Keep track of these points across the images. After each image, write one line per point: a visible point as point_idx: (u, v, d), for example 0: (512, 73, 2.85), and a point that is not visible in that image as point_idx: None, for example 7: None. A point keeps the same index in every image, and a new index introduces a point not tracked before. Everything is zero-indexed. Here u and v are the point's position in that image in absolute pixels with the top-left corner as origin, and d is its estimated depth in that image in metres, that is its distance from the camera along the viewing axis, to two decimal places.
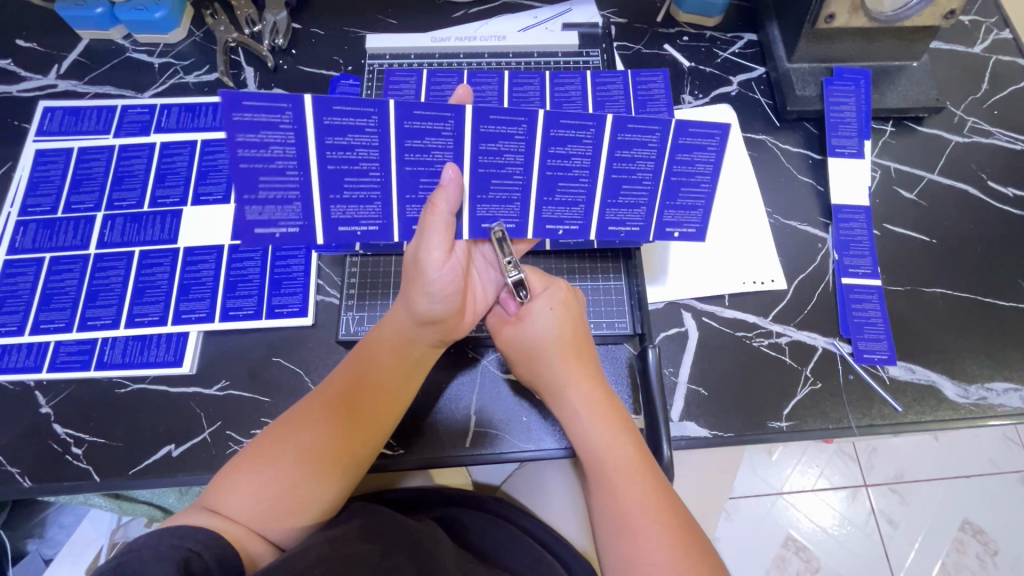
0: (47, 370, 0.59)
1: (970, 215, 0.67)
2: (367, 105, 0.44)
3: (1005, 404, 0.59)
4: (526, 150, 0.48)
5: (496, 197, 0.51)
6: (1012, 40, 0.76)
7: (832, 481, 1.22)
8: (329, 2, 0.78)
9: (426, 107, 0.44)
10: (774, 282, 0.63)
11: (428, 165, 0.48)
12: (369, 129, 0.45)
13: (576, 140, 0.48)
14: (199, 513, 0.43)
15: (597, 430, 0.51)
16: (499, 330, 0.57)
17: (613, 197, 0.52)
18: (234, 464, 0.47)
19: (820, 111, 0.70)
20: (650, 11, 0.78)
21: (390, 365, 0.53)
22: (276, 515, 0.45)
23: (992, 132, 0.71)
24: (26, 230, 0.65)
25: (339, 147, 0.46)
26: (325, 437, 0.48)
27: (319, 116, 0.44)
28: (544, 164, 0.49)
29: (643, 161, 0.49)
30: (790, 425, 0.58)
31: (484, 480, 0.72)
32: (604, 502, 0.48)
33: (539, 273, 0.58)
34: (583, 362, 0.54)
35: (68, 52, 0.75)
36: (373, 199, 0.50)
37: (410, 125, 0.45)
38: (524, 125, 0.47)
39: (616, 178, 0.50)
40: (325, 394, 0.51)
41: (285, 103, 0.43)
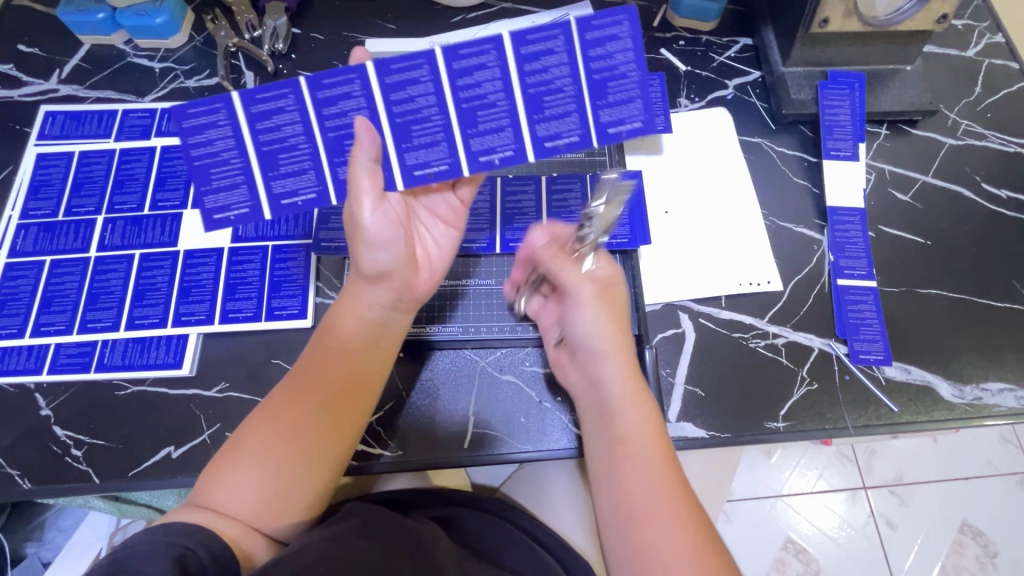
0: (47, 373, 0.59)
1: (964, 216, 0.67)
2: (281, 87, 0.49)
3: (1000, 404, 0.59)
4: (436, 88, 0.50)
5: (424, 141, 0.52)
6: (1005, 44, 0.77)
7: (831, 483, 1.22)
8: (328, 8, 0.79)
9: (332, 74, 0.49)
10: (770, 283, 0.64)
11: (348, 127, 0.51)
12: (290, 109, 0.50)
13: (482, 66, 0.50)
14: (193, 512, 0.43)
15: (630, 412, 0.50)
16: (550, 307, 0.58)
17: (538, 111, 0.52)
18: (224, 458, 0.47)
19: (815, 114, 0.70)
20: (646, 16, 0.79)
21: (355, 335, 0.52)
22: (272, 508, 0.45)
23: (985, 134, 0.72)
24: (27, 233, 0.65)
25: (269, 129, 0.51)
26: (311, 423, 0.48)
27: (247, 107, 0.50)
28: (458, 97, 0.51)
29: (556, 68, 0.50)
30: (787, 425, 0.58)
31: (482, 481, 0.73)
32: (627, 479, 0.47)
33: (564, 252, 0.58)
34: (622, 339, 0.54)
35: (69, 58, 0.76)
36: (306, 170, 0.52)
37: (324, 95, 0.50)
38: (426, 66, 0.49)
39: (537, 92, 0.51)
40: (306, 385, 0.50)
41: (218, 104, 0.49)
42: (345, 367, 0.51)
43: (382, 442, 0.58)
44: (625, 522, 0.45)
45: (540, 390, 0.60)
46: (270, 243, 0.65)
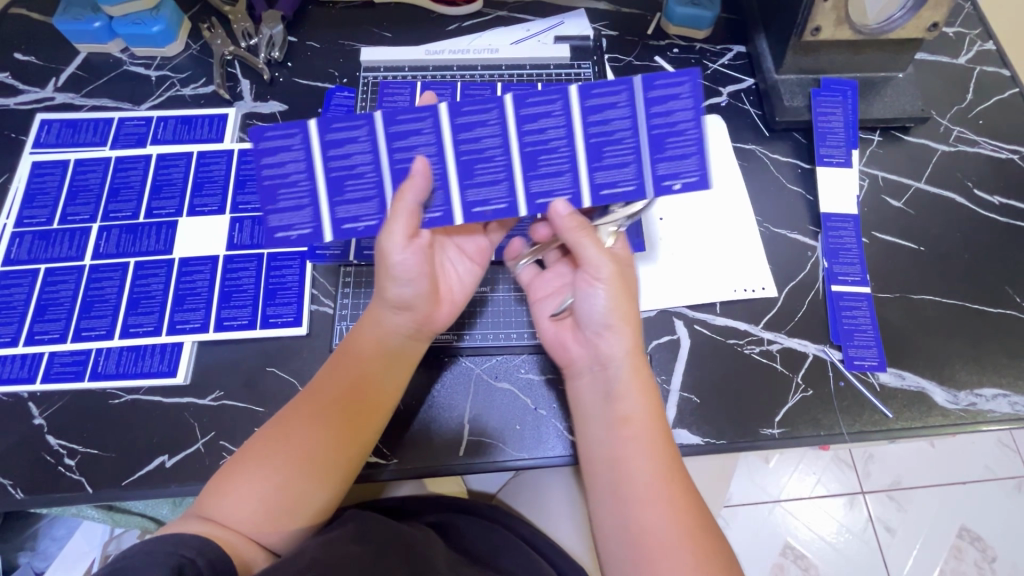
0: (41, 381, 0.59)
1: (957, 222, 0.68)
2: (358, 118, 0.49)
3: (994, 410, 0.59)
4: (501, 132, 0.50)
5: (483, 181, 0.51)
6: (996, 51, 0.78)
7: (829, 488, 1.21)
8: (325, 16, 0.79)
9: (407, 110, 0.49)
10: (764, 289, 0.64)
11: (414, 163, 0.50)
12: (362, 139, 0.50)
13: (548, 114, 0.49)
14: (193, 522, 0.43)
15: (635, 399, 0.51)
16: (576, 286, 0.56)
17: (596, 160, 0.50)
18: (228, 468, 0.47)
19: (809, 121, 0.71)
20: (640, 24, 0.79)
21: (372, 357, 0.53)
22: (272, 519, 0.45)
23: (977, 141, 0.72)
24: (22, 242, 0.65)
25: (339, 156, 0.50)
26: (316, 437, 0.48)
27: (323, 133, 0.49)
28: (519, 142, 0.50)
29: (619, 120, 0.49)
30: (782, 432, 0.58)
31: (479, 487, 0.72)
32: (628, 465, 0.48)
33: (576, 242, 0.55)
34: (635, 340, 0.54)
35: (65, 66, 0.76)
36: (371, 197, 0.52)
37: (396, 128, 0.50)
38: (495, 111, 0.49)
39: (596, 142, 0.50)
40: (316, 397, 0.50)
41: (293, 129, 0.49)
42: (354, 384, 0.51)
43: (377, 450, 0.57)
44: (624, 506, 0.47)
45: (535, 397, 0.60)
46: (265, 251, 0.65)
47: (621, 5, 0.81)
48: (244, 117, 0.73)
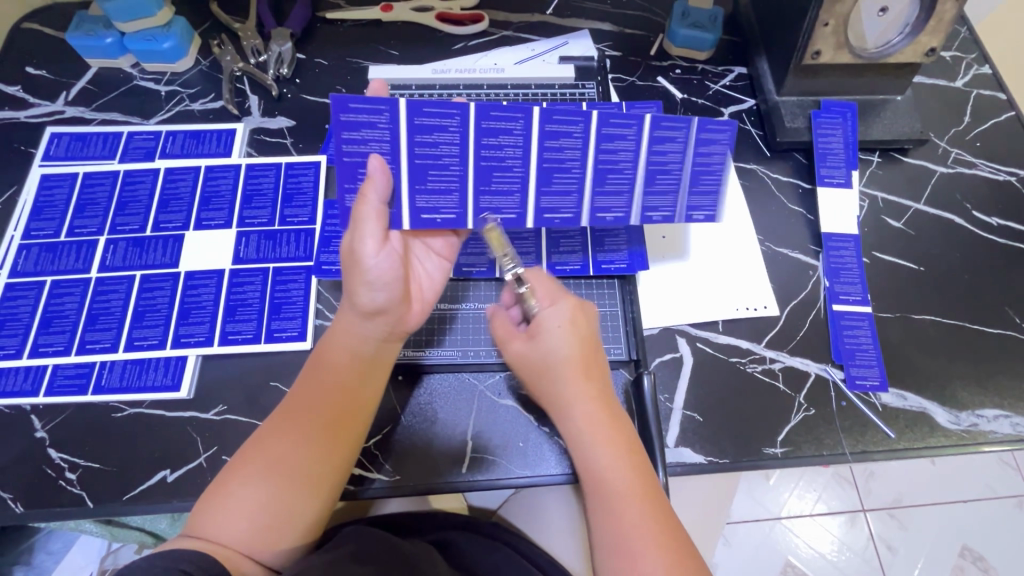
0: (44, 395, 0.59)
1: (956, 242, 0.69)
2: (451, 107, 0.51)
3: (996, 431, 0.59)
4: (582, 144, 0.55)
5: (558, 189, 0.57)
6: (992, 75, 0.79)
7: (830, 506, 1.21)
8: (333, 34, 0.81)
9: (501, 109, 0.52)
10: (766, 308, 0.64)
11: (500, 162, 0.54)
12: (453, 128, 0.52)
13: (623, 137, 0.55)
14: (185, 540, 0.43)
15: (599, 450, 0.51)
16: (508, 341, 0.57)
17: (600, 185, 0.57)
18: (217, 483, 0.47)
19: (809, 142, 0.72)
20: (643, 45, 0.81)
21: (346, 366, 0.53)
22: (264, 532, 0.45)
23: (975, 163, 0.73)
24: (28, 254, 0.66)
25: (427, 143, 0.52)
26: (299, 449, 0.48)
27: (410, 116, 0.51)
28: (595, 156, 0.55)
29: (673, 154, 0.56)
30: (785, 451, 0.58)
31: (480, 503, 0.72)
32: (607, 513, 0.48)
33: (552, 286, 0.57)
34: (592, 380, 0.53)
35: (76, 81, 0.77)
36: (452, 190, 0.55)
37: (488, 124, 0.52)
38: (581, 125, 0.54)
39: (653, 170, 0.56)
40: (291, 407, 0.51)
41: (383, 106, 0.50)
42: (332, 393, 0.51)
43: (378, 466, 0.57)
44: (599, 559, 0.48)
45: (537, 415, 0.60)
46: (271, 265, 0.65)
47: (625, 26, 0.82)
48: (252, 132, 0.74)
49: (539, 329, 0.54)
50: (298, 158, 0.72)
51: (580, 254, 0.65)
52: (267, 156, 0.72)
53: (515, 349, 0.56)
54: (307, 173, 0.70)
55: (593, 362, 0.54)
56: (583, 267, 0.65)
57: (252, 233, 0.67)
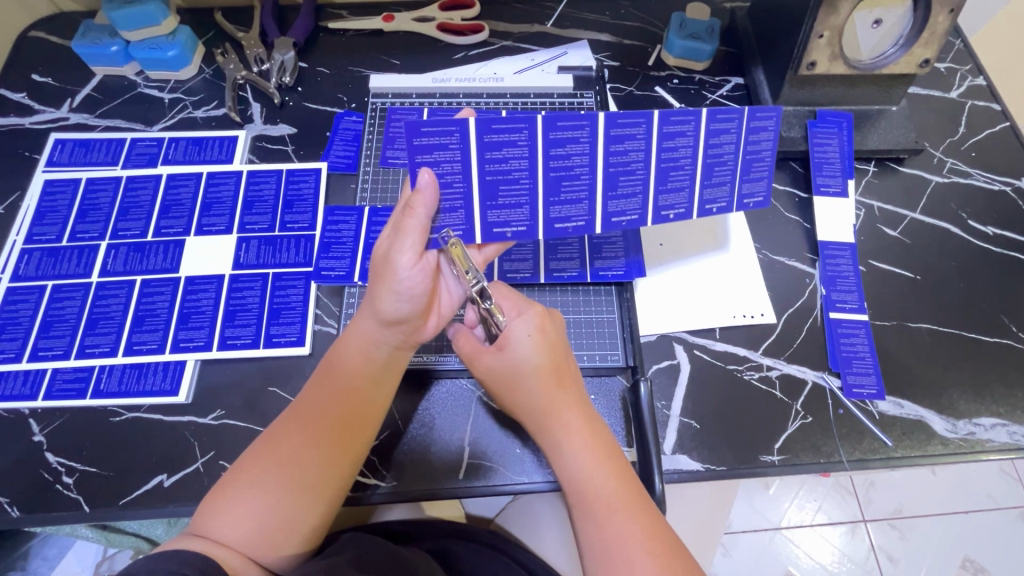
0: (43, 399, 0.59)
1: (952, 252, 0.69)
2: (520, 122, 0.52)
3: (993, 439, 0.59)
4: (646, 146, 0.56)
5: (624, 193, 0.58)
6: (986, 86, 0.80)
7: (831, 516, 1.20)
8: (335, 44, 0.82)
9: (568, 119, 0.53)
10: (763, 315, 0.65)
11: (567, 170, 0.55)
12: (521, 143, 0.53)
13: (682, 134, 0.56)
14: (190, 539, 0.44)
15: (579, 456, 0.51)
16: (475, 357, 0.55)
17: (664, 183, 0.58)
18: (224, 484, 0.47)
19: (805, 152, 0.73)
20: (641, 55, 0.82)
21: (359, 371, 0.53)
22: (269, 538, 0.45)
23: (970, 172, 0.74)
24: (30, 258, 0.66)
25: (496, 160, 0.53)
26: (308, 452, 0.48)
27: (481, 135, 0.51)
28: (658, 157, 0.56)
29: (766, 142, 0.58)
30: (782, 458, 0.58)
31: (477, 512, 0.71)
32: (592, 522, 0.48)
33: (516, 298, 0.57)
34: (566, 389, 0.53)
35: (80, 88, 0.78)
36: (521, 204, 0.56)
37: (555, 135, 0.53)
38: (643, 126, 0.55)
39: (710, 163, 0.58)
40: (302, 409, 0.51)
41: (453, 127, 0.51)
42: (345, 400, 0.51)
43: (376, 472, 0.57)
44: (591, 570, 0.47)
45: None
46: (271, 270, 0.66)
47: (623, 37, 0.83)
48: (254, 139, 0.75)
49: (507, 340, 0.53)
50: (299, 165, 0.72)
51: (578, 261, 0.66)
52: (269, 163, 0.73)
53: (483, 364, 0.55)
54: (308, 180, 0.71)
55: (563, 369, 0.54)
56: (581, 275, 0.65)
57: (252, 240, 0.67)
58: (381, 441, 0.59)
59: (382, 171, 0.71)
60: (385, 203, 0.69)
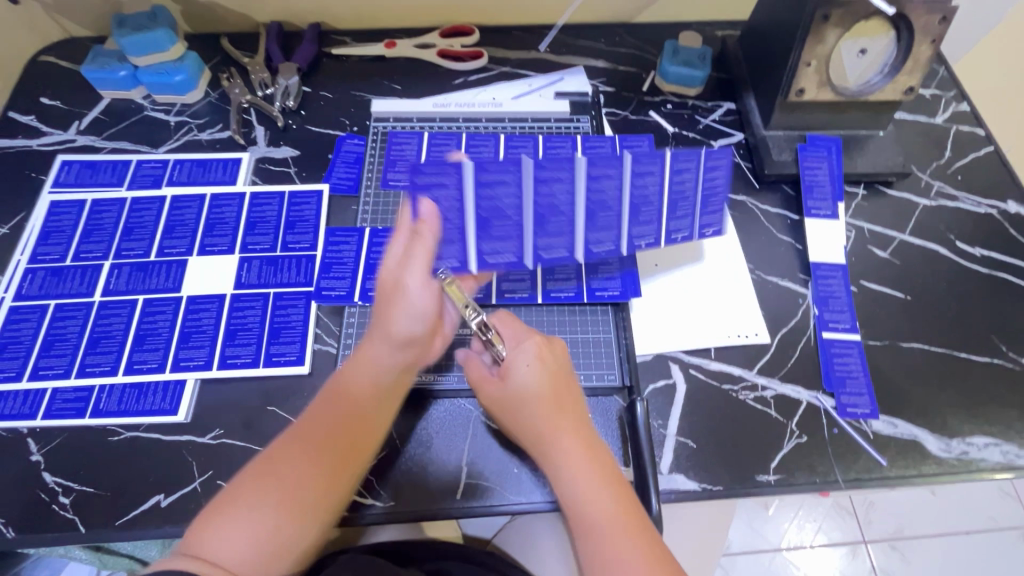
0: (41, 418, 0.59)
1: (941, 272, 0.70)
2: (508, 167, 0.60)
3: (987, 459, 0.60)
4: (620, 184, 0.62)
5: (602, 225, 0.64)
6: (970, 112, 0.83)
7: (831, 537, 1.19)
8: (338, 69, 0.84)
9: (549, 162, 0.61)
10: (757, 335, 0.66)
11: (552, 207, 0.62)
12: (509, 182, 0.61)
13: (649, 172, 0.63)
14: (180, 559, 0.42)
15: (581, 482, 0.51)
16: (481, 386, 0.57)
17: (635, 218, 0.64)
18: (221, 502, 0.47)
19: (796, 175, 0.74)
20: (636, 81, 0.84)
21: (363, 394, 0.53)
22: (265, 559, 0.45)
23: (957, 195, 0.76)
24: (34, 278, 0.67)
25: (488, 196, 0.60)
26: (309, 472, 0.49)
27: (475, 175, 0.60)
28: (630, 192, 0.63)
29: (721, 178, 0.65)
30: (778, 478, 0.59)
31: (475, 532, 0.75)
32: (599, 556, 0.48)
33: (519, 329, 0.59)
34: (567, 415, 0.54)
35: (88, 111, 0.80)
36: (511, 237, 0.62)
37: (540, 176, 0.61)
38: (616, 167, 0.62)
39: (674, 197, 0.64)
40: (306, 429, 0.51)
41: (449, 169, 0.59)
42: (350, 426, 0.52)
43: (373, 492, 0.57)
44: None
45: None
46: (272, 290, 0.67)
47: (618, 63, 0.86)
48: (258, 161, 0.76)
49: (509, 370, 0.55)
50: (301, 186, 0.74)
51: (575, 281, 0.67)
52: (272, 184, 0.74)
53: (487, 393, 0.56)
54: (309, 201, 0.72)
55: (563, 396, 0.55)
56: (578, 294, 0.66)
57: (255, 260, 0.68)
58: (378, 461, 0.59)
59: (382, 193, 0.73)
60: (385, 225, 0.71)
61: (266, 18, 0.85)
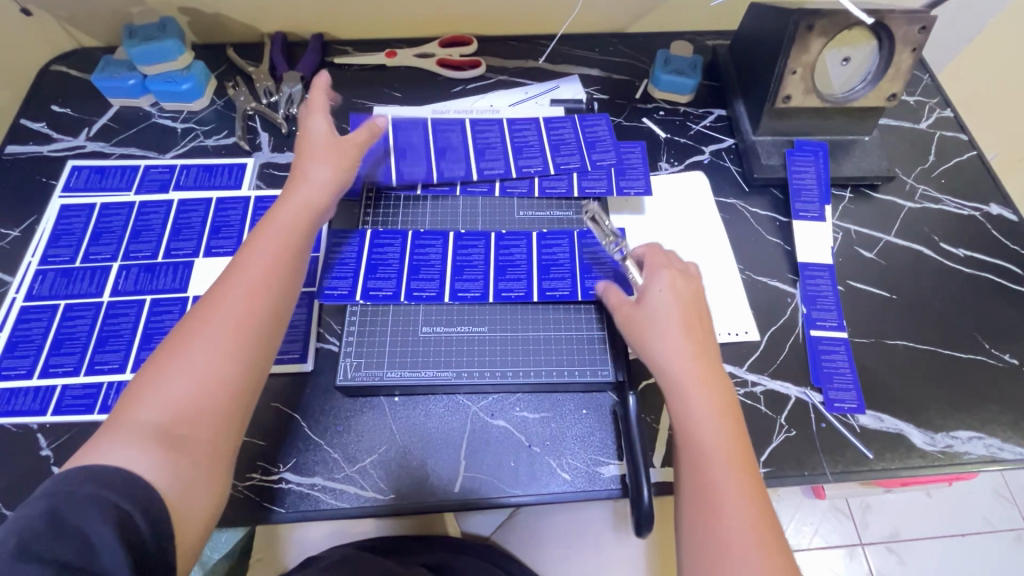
0: (52, 414, 0.61)
1: (926, 273, 0.73)
2: (454, 124, 0.78)
3: (970, 452, 0.61)
4: (539, 134, 0.78)
5: (529, 156, 0.76)
6: (953, 118, 0.85)
7: (828, 540, 1.20)
8: (340, 77, 0.87)
9: (483, 123, 0.78)
10: (747, 333, 0.68)
11: (489, 144, 0.77)
12: (457, 135, 0.77)
13: (564, 129, 0.78)
14: (116, 446, 0.42)
15: (699, 405, 0.52)
16: (618, 307, 0.61)
17: (558, 153, 0.76)
18: (135, 386, 0.46)
19: (784, 178, 0.77)
20: (629, 89, 0.87)
21: (265, 265, 0.53)
22: (192, 427, 0.45)
23: (940, 199, 0.78)
24: (44, 279, 0.69)
25: (443, 136, 0.77)
26: (218, 338, 0.48)
27: (434, 126, 0.77)
28: (549, 136, 0.77)
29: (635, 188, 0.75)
30: (768, 471, 0.60)
31: (473, 529, 0.75)
32: (695, 470, 0.49)
33: (669, 260, 0.61)
34: (693, 339, 0.55)
35: (98, 118, 0.82)
36: (461, 158, 0.75)
37: (478, 128, 0.78)
38: (535, 129, 0.78)
39: (593, 145, 0.76)
40: (207, 302, 0.50)
41: (416, 126, 0.77)
42: (258, 278, 0.52)
43: (374, 486, 0.59)
44: (684, 519, 0.48)
45: (529, 435, 0.62)
46: None
47: (612, 72, 0.88)
48: (262, 166, 0.79)
49: (645, 294, 0.59)
50: None
51: (570, 281, 0.68)
52: (276, 189, 0.76)
53: (621, 313, 0.60)
54: None
55: (693, 324, 0.56)
56: (572, 293, 0.68)
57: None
58: (379, 454, 0.61)
59: (383, 197, 0.74)
60: (385, 226, 0.72)
61: (271, 28, 0.88)
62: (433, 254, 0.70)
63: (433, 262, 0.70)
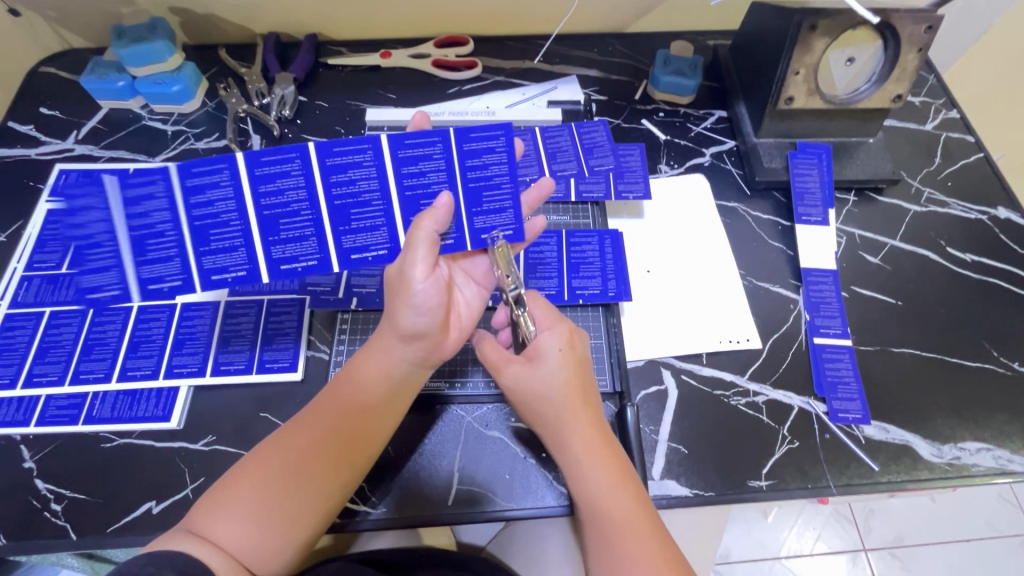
0: (35, 425, 0.59)
1: (931, 278, 0.71)
2: None
3: (979, 464, 0.60)
4: (534, 143, 0.75)
5: (524, 165, 0.73)
6: (960, 118, 0.83)
7: (831, 545, 1.18)
8: (333, 78, 0.85)
9: None
10: (749, 340, 0.66)
11: None
12: None
13: (560, 134, 0.76)
14: (185, 540, 0.43)
15: (597, 476, 0.51)
16: (501, 367, 0.56)
17: (553, 160, 0.74)
18: (227, 483, 0.47)
19: (787, 181, 0.75)
20: (628, 90, 0.85)
21: (375, 386, 0.53)
22: (262, 546, 0.45)
23: (947, 202, 0.76)
24: (29, 285, 0.67)
25: None
26: (302, 452, 0.49)
27: None
28: (544, 144, 0.75)
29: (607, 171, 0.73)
30: (769, 484, 0.58)
31: (469, 539, 0.77)
32: (606, 548, 0.48)
33: (546, 309, 0.59)
34: (588, 407, 0.54)
35: (87, 121, 0.81)
36: None
37: None
38: (528, 136, 0.75)
39: (587, 147, 0.75)
40: (327, 404, 0.52)
41: None
42: (345, 404, 0.52)
43: (364, 497, 0.57)
44: None
45: (524, 446, 0.61)
46: (266, 297, 0.67)
47: (611, 72, 0.87)
48: None
49: (538, 352, 0.55)
50: None
51: (555, 279, 0.67)
52: None
53: (508, 371, 0.55)
54: None
55: (588, 395, 0.55)
56: (558, 292, 0.67)
57: (156, 176, 0.52)
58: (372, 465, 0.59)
59: None
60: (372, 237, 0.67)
61: (263, 28, 0.86)
62: (364, 181, 0.56)
63: (368, 199, 0.56)
